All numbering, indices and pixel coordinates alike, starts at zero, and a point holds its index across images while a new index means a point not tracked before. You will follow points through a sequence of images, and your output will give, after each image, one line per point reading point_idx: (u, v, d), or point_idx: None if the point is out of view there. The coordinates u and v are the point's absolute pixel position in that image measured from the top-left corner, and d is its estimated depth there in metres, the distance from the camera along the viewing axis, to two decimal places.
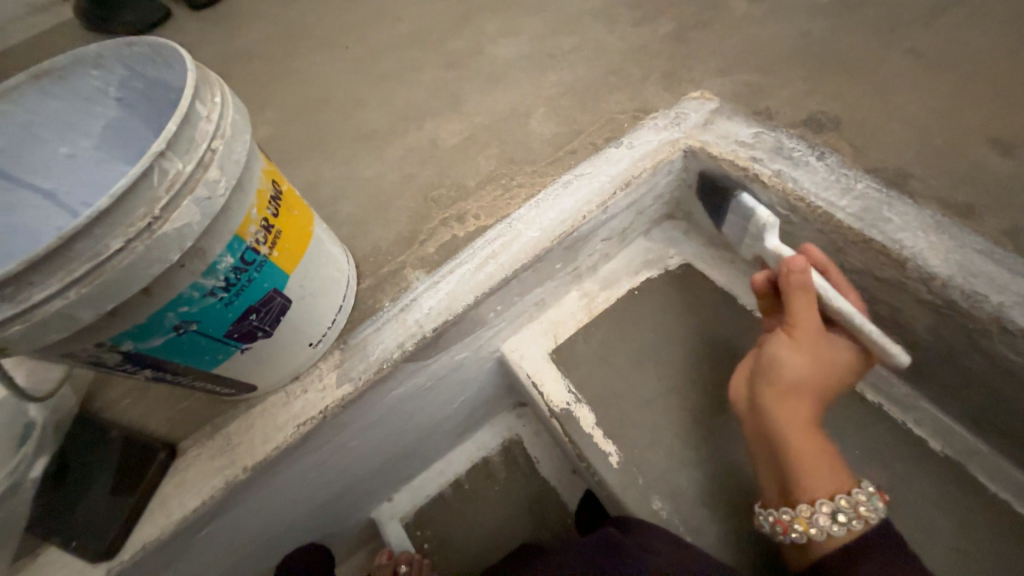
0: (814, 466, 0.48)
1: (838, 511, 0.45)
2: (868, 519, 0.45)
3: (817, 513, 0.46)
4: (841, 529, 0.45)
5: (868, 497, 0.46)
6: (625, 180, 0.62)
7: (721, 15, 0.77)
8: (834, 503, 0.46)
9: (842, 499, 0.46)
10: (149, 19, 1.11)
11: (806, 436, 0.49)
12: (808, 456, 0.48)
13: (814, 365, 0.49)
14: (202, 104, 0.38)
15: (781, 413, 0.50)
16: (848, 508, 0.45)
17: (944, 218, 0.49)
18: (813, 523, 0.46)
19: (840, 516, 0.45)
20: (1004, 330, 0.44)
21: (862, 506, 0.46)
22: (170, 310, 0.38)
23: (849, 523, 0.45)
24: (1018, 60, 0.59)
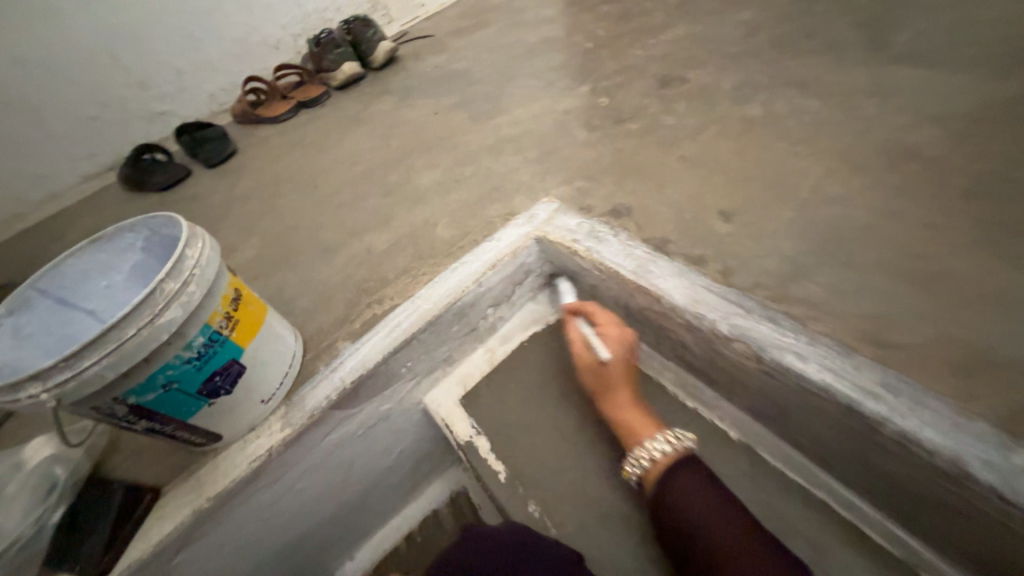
0: (638, 427, 0.68)
1: (655, 444, 0.63)
2: (671, 450, 0.62)
3: (643, 447, 0.64)
4: (663, 455, 0.62)
5: (673, 439, 0.63)
6: (491, 263, 0.86)
7: (571, 142, 1.07)
8: (649, 441, 0.64)
9: (657, 436, 0.64)
10: (172, 178, 1.47)
11: (629, 413, 0.70)
12: (632, 425, 0.68)
13: (598, 375, 0.74)
14: (191, 248, 0.63)
15: (606, 406, 0.72)
16: (661, 441, 0.63)
17: (685, 267, 0.73)
18: (640, 455, 0.64)
19: (655, 447, 0.63)
20: (720, 337, 0.64)
21: (675, 436, 0.64)
22: (160, 372, 0.60)
23: (662, 449, 0.63)
24: (748, 155, 0.86)
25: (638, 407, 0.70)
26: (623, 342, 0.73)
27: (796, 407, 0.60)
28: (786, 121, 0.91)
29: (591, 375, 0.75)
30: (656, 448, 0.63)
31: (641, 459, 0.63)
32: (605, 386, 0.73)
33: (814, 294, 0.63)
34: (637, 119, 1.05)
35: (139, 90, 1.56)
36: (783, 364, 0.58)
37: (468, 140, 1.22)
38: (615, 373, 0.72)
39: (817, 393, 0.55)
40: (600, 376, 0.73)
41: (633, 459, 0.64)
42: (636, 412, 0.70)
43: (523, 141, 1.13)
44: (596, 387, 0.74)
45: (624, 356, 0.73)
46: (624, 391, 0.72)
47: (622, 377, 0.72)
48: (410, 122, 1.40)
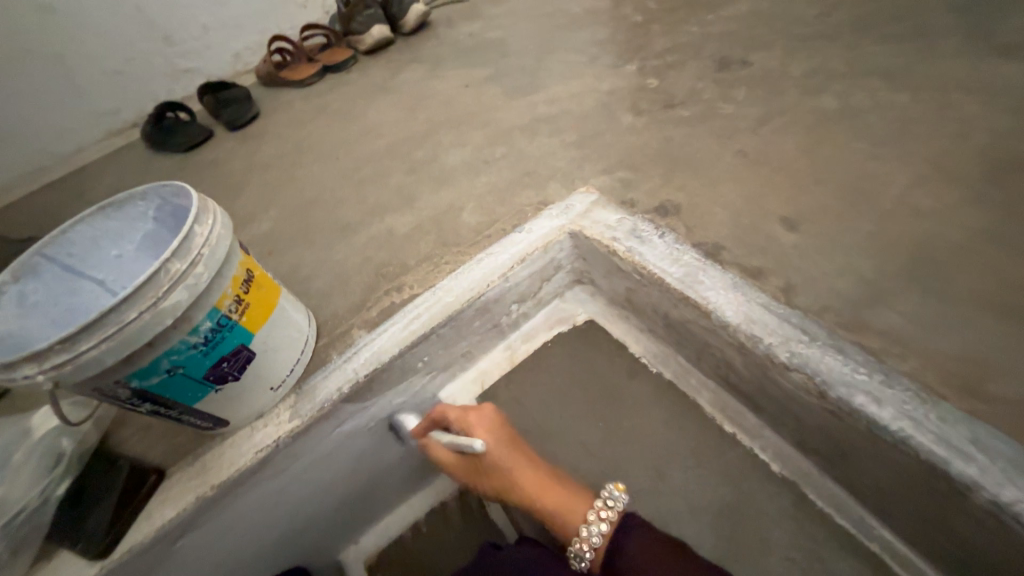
0: (562, 509, 0.61)
1: (589, 530, 0.57)
2: (606, 522, 0.58)
3: (580, 536, 0.58)
4: (601, 533, 0.57)
5: (602, 505, 0.59)
6: (520, 257, 0.79)
7: (614, 126, 0.97)
8: (583, 528, 0.58)
9: (588, 517, 0.58)
10: (193, 139, 1.42)
11: (548, 497, 0.62)
12: (558, 507, 0.61)
13: (495, 469, 0.66)
14: (200, 224, 0.58)
15: (521, 504, 0.64)
16: (592, 523, 0.57)
17: (740, 280, 0.65)
18: (580, 547, 0.57)
19: (592, 530, 0.57)
20: (776, 364, 0.57)
21: (605, 503, 0.59)
22: (165, 357, 0.56)
23: (600, 529, 0.57)
24: (818, 156, 0.77)
25: (550, 481, 0.64)
26: (489, 421, 0.70)
27: (861, 451, 0.53)
28: (865, 118, 0.80)
29: (488, 477, 0.68)
30: (591, 534, 0.57)
31: (582, 553, 0.57)
32: (503, 482, 0.66)
33: (892, 323, 0.56)
34: (690, 105, 0.95)
35: (162, 44, 1.50)
36: (852, 406, 0.51)
37: (501, 118, 1.13)
38: (499, 460, 0.66)
39: (892, 443, 0.48)
40: (495, 471, 0.67)
41: (575, 552, 0.58)
42: (555, 487, 0.63)
43: (560, 122, 1.04)
44: (499, 483, 0.67)
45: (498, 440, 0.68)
46: (519, 472, 0.65)
47: (510, 463, 0.66)
48: (439, 93, 1.31)
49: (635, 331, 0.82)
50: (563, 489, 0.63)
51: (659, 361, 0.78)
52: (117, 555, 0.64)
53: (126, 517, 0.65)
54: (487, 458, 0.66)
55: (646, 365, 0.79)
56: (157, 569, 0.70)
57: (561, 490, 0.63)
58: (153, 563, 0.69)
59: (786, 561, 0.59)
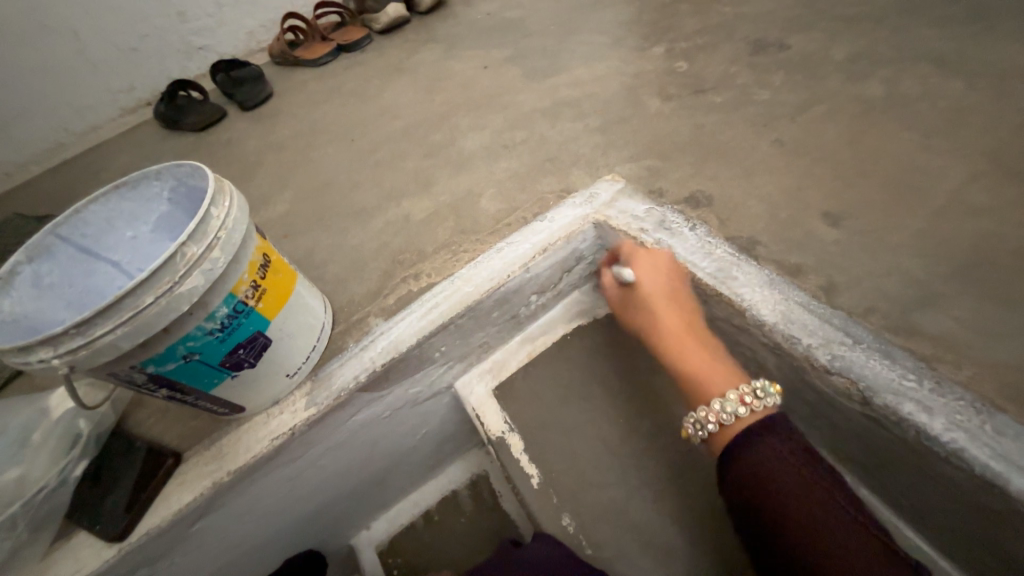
0: (711, 379, 0.56)
1: (725, 406, 0.53)
2: (754, 408, 0.52)
3: (710, 407, 0.53)
4: (736, 417, 0.52)
5: (757, 391, 0.53)
6: (543, 247, 0.77)
7: (641, 111, 0.93)
8: (717, 401, 0.54)
9: (728, 395, 0.53)
10: (207, 119, 1.40)
11: (689, 359, 0.59)
12: (700, 371, 0.57)
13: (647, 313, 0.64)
14: (216, 207, 0.56)
15: (659, 349, 0.62)
16: (734, 402, 0.52)
17: (776, 277, 0.62)
18: (705, 417, 0.53)
19: (723, 408, 0.53)
20: (814, 368, 0.54)
21: (754, 393, 0.53)
22: (181, 343, 0.55)
23: (734, 411, 0.52)
24: (861, 147, 0.72)
25: (699, 342, 0.60)
26: (663, 270, 0.65)
27: (904, 462, 0.51)
28: (913, 107, 0.75)
29: (632, 305, 0.67)
30: (726, 411, 0.52)
31: (707, 422, 0.53)
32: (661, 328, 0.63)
33: (944, 328, 0.53)
34: (722, 90, 0.90)
35: (176, 21, 1.47)
36: (898, 415, 0.48)
37: (522, 101, 1.09)
38: (670, 312, 0.63)
39: (943, 456, 0.46)
40: (643, 311, 0.65)
41: (697, 418, 0.54)
42: (702, 353, 0.59)
43: (584, 106, 1.00)
44: (643, 323, 0.65)
45: (670, 283, 0.64)
46: (671, 322, 0.62)
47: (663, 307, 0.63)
48: (456, 74, 1.27)
49: None
50: (711, 358, 0.59)
51: None
52: (133, 539, 0.64)
53: (142, 501, 0.65)
54: (644, 289, 0.64)
55: None
56: (174, 551, 0.70)
57: (708, 358, 0.59)
58: (169, 545, 0.69)
59: None
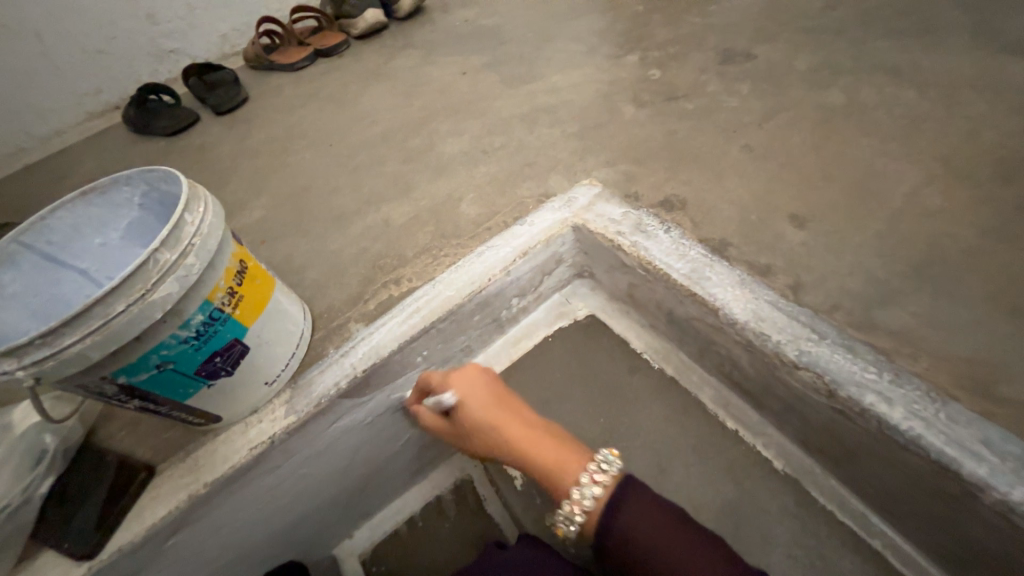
0: (566, 471, 0.57)
1: (582, 493, 0.54)
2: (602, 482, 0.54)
3: (573, 497, 0.54)
4: (591, 497, 0.54)
5: (600, 463, 0.56)
6: (522, 250, 0.78)
7: (616, 117, 0.95)
8: (574, 490, 0.55)
9: (581, 481, 0.55)
10: (180, 123, 1.37)
11: (531, 455, 0.60)
12: (544, 462, 0.59)
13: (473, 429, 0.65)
14: (190, 213, 0.55)
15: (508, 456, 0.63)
16: (586, 485, 0.54)
17: (747, 276, 0.64)
18: (569, 511, 0.54)
19: (581, 494, 0.54)
20: (784, 363, 0.56)
21: (598, 465, 0.56)
22: (154, 352, 0.54)
23: (590, 493, 0.54)
24: (824, 152, 0.76)
25: (537, 435, 0.62)
26: (477, 382, 0.68)
27: (869, 451, 0.54)
28: (871, 114, 0.80)
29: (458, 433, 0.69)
30: (584, 496, 0.54)
31: (573, 515, 0.54)
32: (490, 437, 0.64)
33: (903, 323, 0.56)
34: (694, 98, 0.93)
35: (146, 23, 1.43)
36: (862, 405, 0.51)
37: (500, 107, 1.10)
38: (493, 416, 0.64)
39: (903, 444, 0.48)
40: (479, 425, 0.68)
41: (564, 514, 0.54)
42: (537, 445, 0.60)
43: (562, 112, 1.02)
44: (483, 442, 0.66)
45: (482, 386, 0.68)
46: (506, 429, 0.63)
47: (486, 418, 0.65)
48: (435, 80, 1.27)
49: (636, 326, 0.82)
50: (546, 444, 0.60)
51: (661, 356, 0.78)
52: (103, 557, 0.62)
53: (113, 517, 0.63)
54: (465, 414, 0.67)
55: (648, 360, 0.78)
56: (148, 568, 0.68)
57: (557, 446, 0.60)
58: (143, 562, 0.67)
59: (790, 558, 0.59)
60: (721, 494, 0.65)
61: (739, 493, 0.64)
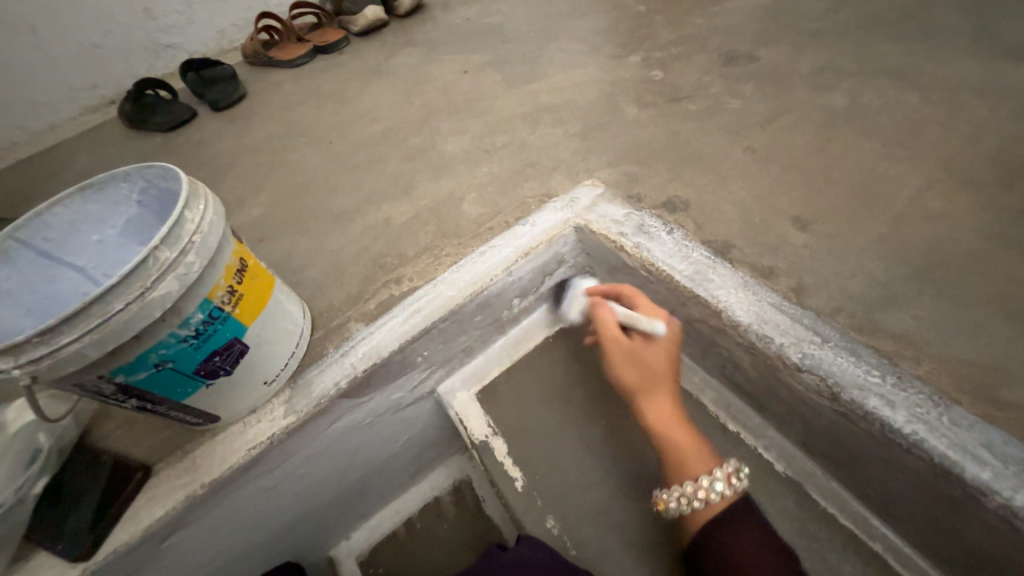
0: (692, 464, 0.56)
1: (713, 484, 0.53)
2: (735, 489, 0.53)
3: (696, 485, 0.54)
4: (711, 496, 0.53)
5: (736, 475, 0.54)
6: (525, 250, 0.77)
7: (618, 118, 0.95)
8: (705, 477, 0.54)
9: (715, 473, 0.54)
10: (178, 119, 1.35)
11: (672, 426, 0.60)
12: (682, 448, 0.57)
13: (637, 371, 0.62)
14: (190, 210, 0.54)
15: (647, 417, 0.61)
16: (721, 480, 0.53)
17: (750, 279, 0.64)
18: (693, 492, 0.54)
19: (710, 486, 0.53)
20: (788, 366, 0.56)
21: (732, 475, 0.54)
22: (153, 351, 0.53)
23: (720, 489, 0.53)
24: (825, 155, 0.76)
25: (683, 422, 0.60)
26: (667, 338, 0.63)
27: (870, 454, 0.54)
28: (873, 118, 0.80)
29: (620, 364, 0.63)
30: (713, 488, 0.53)
31: (692, 498, 0.54)
32: (651, 387, 0.62)
33: (905, 327, 0.57)
34: (696, 99, 0.93)
35: (143, 17, 1.42)
36: (865, 409, 0.51)
37: (501, 106, 1.10)
38: (662, 375, 0.62)
39: (905, 447, 0.48)
40: (649, 375, 0.62)
41: (674, 497, 0.55)
42: (680, 425, 0.59)
43: (564, 112, 1.02)
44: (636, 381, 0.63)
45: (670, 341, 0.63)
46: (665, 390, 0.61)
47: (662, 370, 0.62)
48: (436, 78, 1.27)
49: None
50: (686, 433, 0.59)
51: None
52: (99, 558, 0.61)
53: (108, 518, 0.62)
54: (645, 358, 0.62)
55: None
56: (144, 570, 0.67)
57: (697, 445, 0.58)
58: (139, 563, 0.66)
59: None
60: None
61: None
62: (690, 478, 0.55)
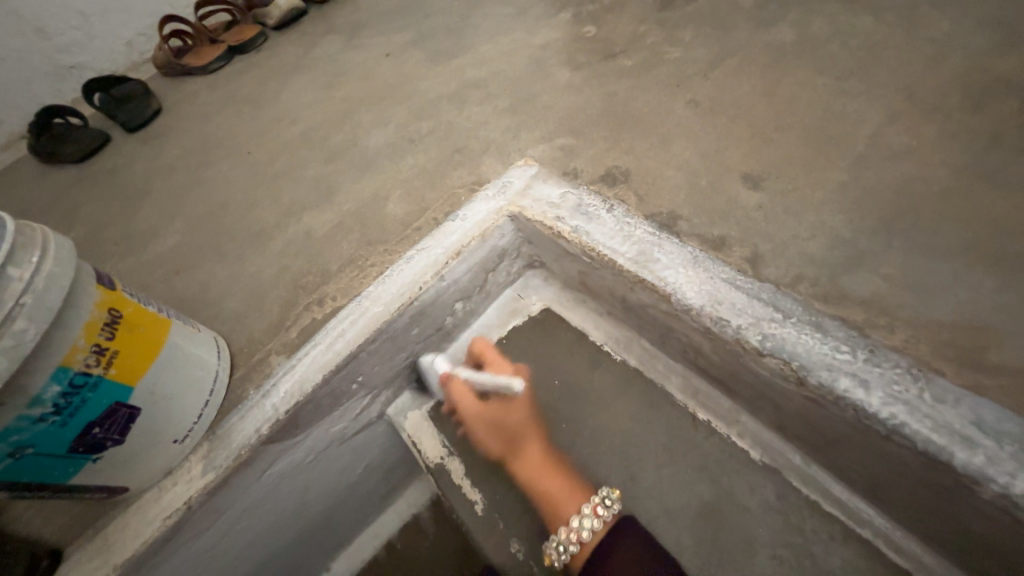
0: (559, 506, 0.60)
1: (581, 522, 0.56)
2: (605, 517, 0.56)
3: (570, 527, 0.56)
4: (586, 533, 0.55)
5: (603, 502, 0.56)
6: (455, 250, 0.68)
7: (551, 85, 0.85)
8: (575, 517, 0.57)
9: (582, 510, 0.57)
10: (87, 147, 1.13)
11: (541, 474, 0.63)
12: (552, 494, 0.61)
13: (501, 435, 0.67)
14: (17, 266, 0.45)
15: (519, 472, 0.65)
16: (588, 515, 0.56)
17: (700, 253, 0.56)
18: (567, 537, 0.56)
19: (580, 525, 0.56)
20: (748, 351, 0.49)
21: (600, 504, 0.56)
22: (0, 439, 0.45)
23: (589, 524, 0.56)
24: (776, 98, 0.67)
25: (549, 469, 0.63)
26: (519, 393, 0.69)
27: (851, 440, 0.47)
28: (827, 48, 0.71)
29: (487, 436, 0.68)
30: (582, 525, 0.56)
31: (568, 542, 0.56)
32: (514, 446, 0.66)
33: (875, 289, 0.50)
34: (633, 52, 0.83)
35: (35, 38, 1.16)
36: (835, 393, 0.44)
37: (426, 88, 0.99)
38: (524, 428, 0.67)
39: (884, 434, 0.42)
40: (513, 432, 0.67)
41: (557, 544, 0.56)
42: (549, 471, 0.63)
43: (492, 86, 0.91)
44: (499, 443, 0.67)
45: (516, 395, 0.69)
46: (529, 446, 0.65)
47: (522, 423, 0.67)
48: (356, 65, 1.14)
49: (594, 316, 0.73)
50: (555, 475, 0.62)
51: (622, 347, 0.70)
52: None
53: None
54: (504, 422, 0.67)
55: (608, 353, 0.71)
56: None
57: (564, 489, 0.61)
58: None
59: (774, 560, 0.53)
60: (697, 495, 0.58)
61: (716, 494, 0.58)
62: (563, 520, 0.58)
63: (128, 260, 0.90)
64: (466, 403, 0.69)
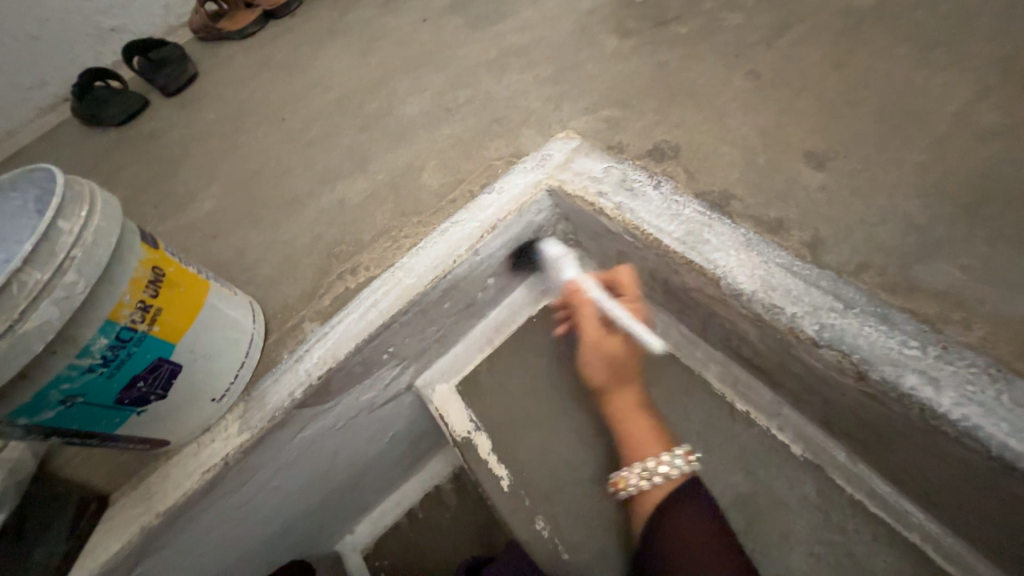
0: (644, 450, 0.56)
1: (673, 460, 0.53)
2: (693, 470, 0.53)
3: (657, 461, 0.54)
4: (671, 476, 0.53)
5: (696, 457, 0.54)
6: (491, 224, 0.66)
7: (596, 53, 0.80)
8: (665, 454, 0.54)
9: (675, 451, 0.54)
10: (128, 110, 1.14)
11: (632, 416, 0.59)
12: (637, 437, 0.57)
13: (610, 368, 0.62)
14: (66, 220, 0.46)
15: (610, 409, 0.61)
16: (681, 458, 0.53)
17: (754, 235, 0.53)
18: (653, 468, 0.53)
19: (668, 462, 0.53)
20: (801, 341, 0.46)
21: (691, 457, 0.54)
22: (53, 387, 0.46)
23: (679, 466, 0.53)
24: (846, 71, 0.62)
25: (642, 416, 0.59)
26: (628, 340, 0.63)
27: (909, 440, 0.44)
28: (907, 16, 0.64)
29: (591, 356, 0.63)
30: (673, 465, 0.53)
31: (651, 475, 0.53)
32: (616, 382, 0.61)
33: (949, 282, 0.46)
34: (688, 19, 0.77)
35: None
36: (898, 390, 0.41)
37: (463, 55, 0.95)
38: (631, 368, 0.62)
39: (952, 435, 0.39)
40: (618, 371, 0.62)
41: (636, 472, 0.54)
42: (641, 415, 0.59)
43: (534, 54, 0.87)
44: (601, 376, 0.62)
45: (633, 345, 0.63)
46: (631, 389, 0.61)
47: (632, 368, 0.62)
48: (392, 31, 1.11)
49: None
50: (645, 422, 0.59)
51: (659, 332, 0.68)
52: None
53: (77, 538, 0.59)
54: (615, 356, 0.62)
55: None
56: None
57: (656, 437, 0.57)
58: None
59: (810, 558, 0.51)
60: (732, 487, 0.57)
61: (751, 485, 0.56)
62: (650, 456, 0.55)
63: (167, 223, 0.91)
64: (585, 321, 0.64)
